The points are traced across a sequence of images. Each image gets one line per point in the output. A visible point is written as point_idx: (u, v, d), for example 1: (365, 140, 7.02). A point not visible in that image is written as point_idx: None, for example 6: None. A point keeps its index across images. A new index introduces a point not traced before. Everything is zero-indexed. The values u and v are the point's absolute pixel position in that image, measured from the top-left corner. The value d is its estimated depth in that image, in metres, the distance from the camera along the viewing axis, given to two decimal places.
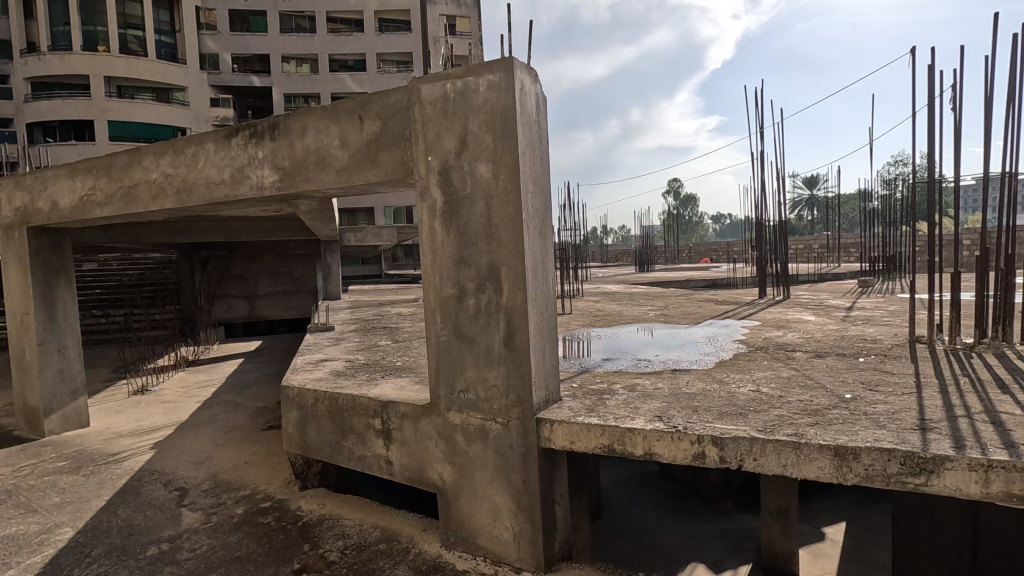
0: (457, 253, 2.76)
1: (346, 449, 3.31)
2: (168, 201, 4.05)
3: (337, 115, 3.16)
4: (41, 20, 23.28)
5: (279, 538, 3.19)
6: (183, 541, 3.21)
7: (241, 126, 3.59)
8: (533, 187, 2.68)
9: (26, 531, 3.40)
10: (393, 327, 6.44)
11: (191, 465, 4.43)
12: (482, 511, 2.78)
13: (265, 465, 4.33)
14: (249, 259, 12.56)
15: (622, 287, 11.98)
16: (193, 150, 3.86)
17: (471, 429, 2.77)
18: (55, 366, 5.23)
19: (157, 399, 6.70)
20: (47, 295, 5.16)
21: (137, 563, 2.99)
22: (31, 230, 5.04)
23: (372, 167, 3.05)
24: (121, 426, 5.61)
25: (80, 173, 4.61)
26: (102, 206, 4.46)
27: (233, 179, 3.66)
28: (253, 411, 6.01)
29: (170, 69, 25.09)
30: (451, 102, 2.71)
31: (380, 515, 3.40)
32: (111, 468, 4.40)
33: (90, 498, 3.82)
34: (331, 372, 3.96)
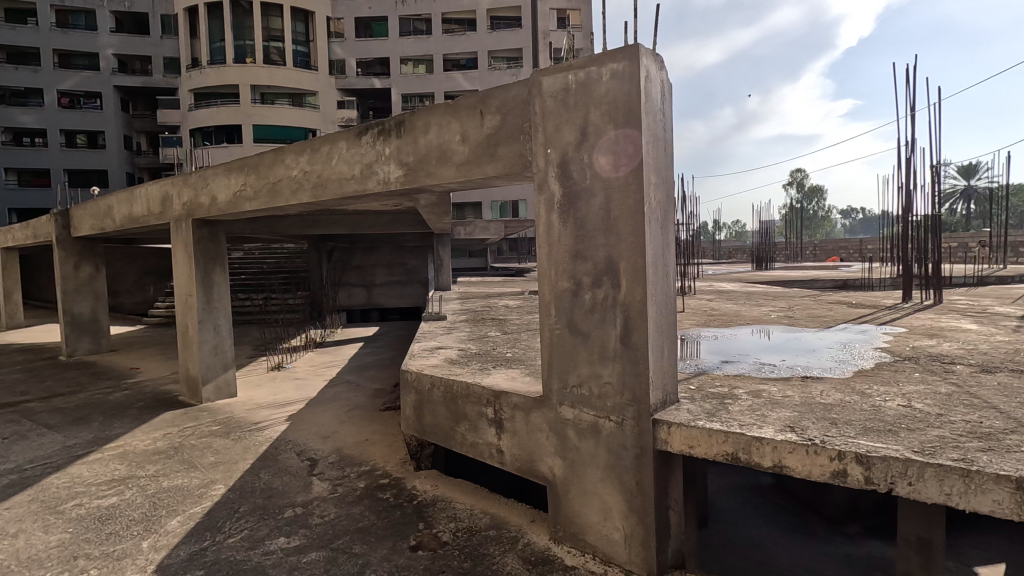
0: (574, 246, 2.73)
1: (459, 434, 3.42)
2: (305, 196, 4.42)
3: (458, 111, 3.25)
4: (202, 37, 26.48)
5: (396, 514, 3.38)
6: (314, 508, 3.51)
7: (370, 125, 3.82)
8: (655, 177, 2.57)
9: (189, 484, 3.92)
10: (502, 319, 6.56)
11: (319, 438, 4.83)
12: (591, 508, 2.74)
13: (383, 444, 4.63)
14: (369, 251, 13.43)
15: (739, 285, 11.26)
16: (327, 148, 4.18)
17: (583, 425, 2.73)
18: (210, 342, 5.96)
19: (291, 376, 7.41)
20: (206, 279, 5.88)
21: (276, 523, 3.33)
22: (195, 222, 5.76)
23: (491, 160, 3.10)
24: (262, 398, 6.27)
25: (233, 171, 5.17)
26: (251, 201, 4.98)
27: (362, 175, 3.91)
28: (372, 391, 6.46)
29: (304, 75, 27.45)
30: (572, 94, 2.67)
31: (489, 502, 3.48)
32: (254, 435, 4.95)
33: (237, 460, 4.32)
34: (446, 360, 4.11)
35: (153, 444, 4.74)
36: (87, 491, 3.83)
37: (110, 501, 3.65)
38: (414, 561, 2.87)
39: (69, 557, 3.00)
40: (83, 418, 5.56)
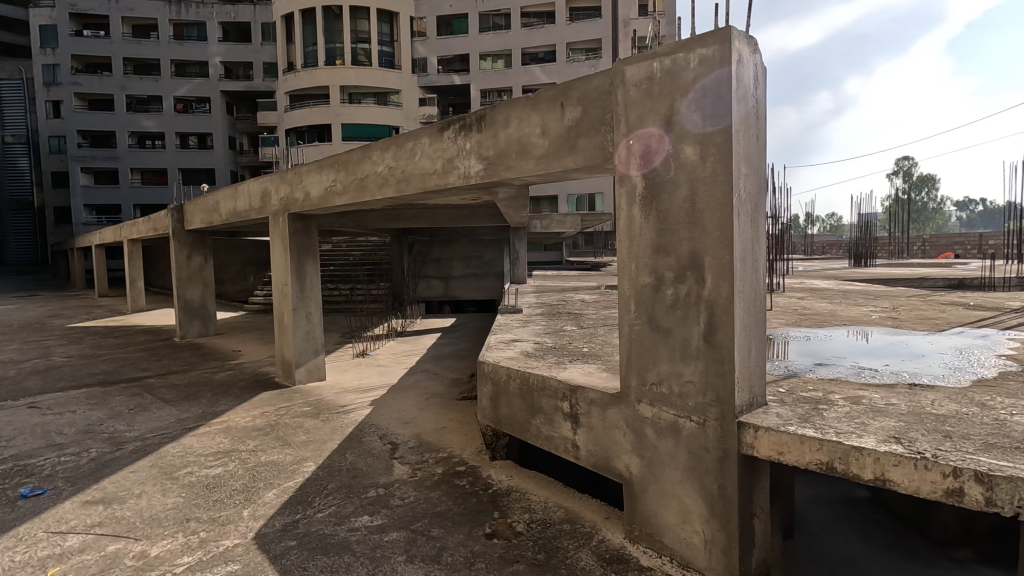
0: (656, 240, 2.65)
1: (535, 427, 3.43)
2: (390, 190, 4.59)
3: (539, 103, 3.25)
4: (298, 42, 28.20)
5: (473, 501, 3.46)
6: (395, 490, 3.67)
7: (452, 120, 3.90)
8: (746, 167, 2.44)
9: (283, 459, 4.22)
10: (578, 314, 6.51)
11: (400, 423, 5.04)
12: (669, 510, 2.66)
13: (460, 432, 4.75)
14: (447, 244, 13.78)
15: (834, 283, 10.49)
16: (411, 144, 4.31)
17: (663, 424, 2.66)
18: (303, 328, 6.38)
19: (373, 363, 7.77)
20: (299, 270, 6.29)
21: (360, 501, 3.51)
22: (291, 217, 6.17)
23: (572, 153, 3.08)
24: (348, 383, 6.63)
25: (324, 168, 5.47)
26: (341, 195, 5.26)
27: (444, 169, 4.01)
28: (449, 380, 6.65)
29: (388, 74, 28.51)
30: (657, 83, 2.59)
31: (564, 496, 3.48)
32: (341, 417, 5.24)
33: (326, 440, 4.60)
34: (522, 353, 4.14)
35: (253, 421, 5.15)
36: (197, 460, 4.23)
37: (215, 472, 4.01)
38: (490, 548, 2.92)
39: (182, 519, 3.32)
40: (194, 394, 6.13)
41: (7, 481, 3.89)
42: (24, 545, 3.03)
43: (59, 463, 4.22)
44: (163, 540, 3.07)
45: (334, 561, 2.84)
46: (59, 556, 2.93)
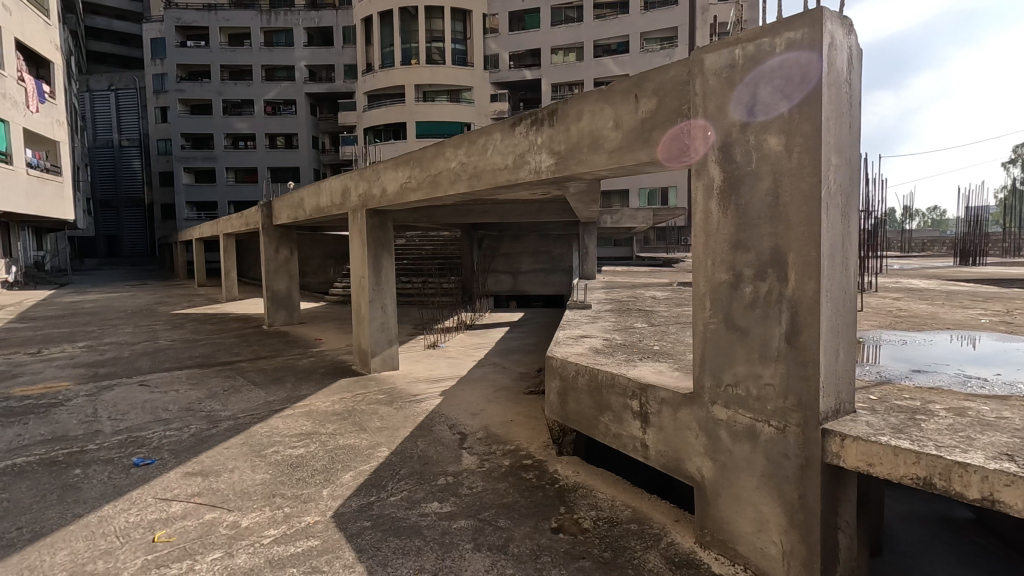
0: (734, 236, 2.54)
1: (603, 424, 3.39)
2: (462, 186, 4.68)
3: (612, 96, 3.20)
4: (376, 44, 29.28)
5: (539, 495, 3.48)
6: (463, 479, 3.75)
7: (524, 115, 3.91)
8: (837, 158, 2.28)
9: (359, 444, 4.43)
10: (649, 310, 6.36)
11: (468, 414, 5.14)
12: (744, 517, 2.55)
13: (527, 425, 4.79)
14: (516, 239, 13.86)
15: (935, 283, 9.60)
16: (483, 140, 4.37)
17: (739, 428, 2.55)
18: (378, 319, 6.66)
19: (444, 355, 7.98)
20: (376, 263, 6.56)
21: (431, 488, 3.62)
22: (368, 212, 6.43)
23: (646, 146, 3.00)
24: (419, 372, 6.85)
25: (400, 165, 5.65)
26: (415, 191, 5.42)
27: (515, 165, 4.03)
28: (517, 374, 6.71)
29: (461, 72, 29.02)
30: (739, 71, 2.47)
31: (631, 495, 3.43)
32: (412, 406, 5.43)
33: (399, 428, 4.78)
34: (591, 349, 4.10)
35: (332, 406, 5.44)
36: (283, 440, 4.54)
37: (299, 452, 4.28)
38: (556, 542, 2.93)
39: (269, 494, 3.57)
40: (280, 379, 6.56)
41: (122, 451, 4.35)
42: (136, 509, 3.37)
43: (165, 436, 4.66)
44: (253, 513, 3.32)
45: (406, 544, 2.95)
46: (164, 520, 3.24)
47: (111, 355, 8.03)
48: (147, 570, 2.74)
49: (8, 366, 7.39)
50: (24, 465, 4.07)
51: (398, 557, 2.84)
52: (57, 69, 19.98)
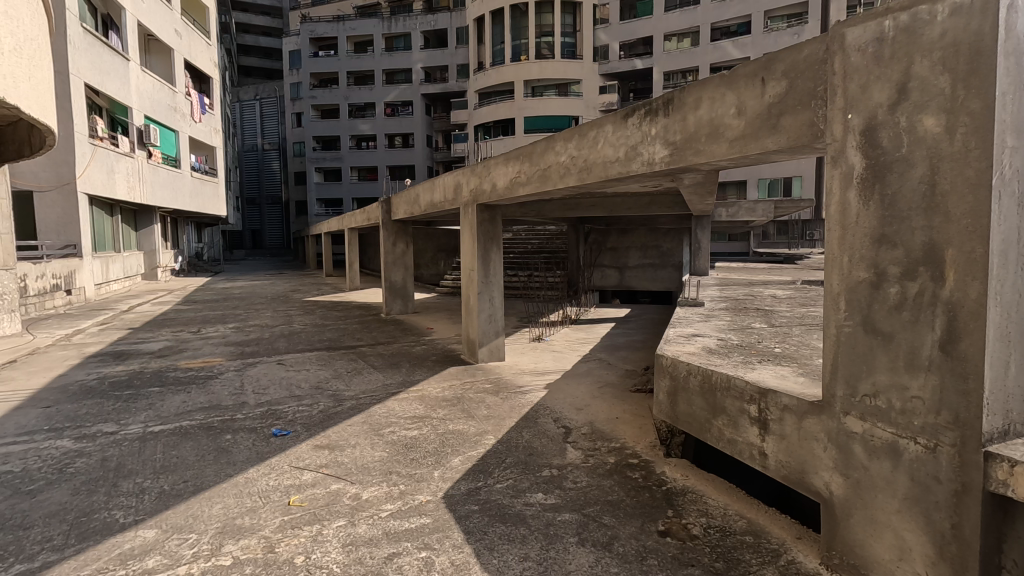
0: (877, 230, 2.28)
1: (717, 428, 3.21)
2: (572, 179, 4.66)
3: (736, 81, 3.01)
4: (487, 43, 30.02)
5: (646, 495, 3.39)
6: (568, 473, 3.76)
7: (638, 105, 3.80)
8: (1014, 139, 1.95)
9: (468, 430, 4.60)
10: (769, 310, 5.93)
11: (573, 409, 5.13)
12: (882, 543, 2.30)
13: (633, 424, 4.68)
14: (624, 233, 13.56)
15: None
16: (594, 133, 4.32)
17: (877, 443, 2.30)
18: (486, 311, 6.86)
19: (549, 348, 8.02)
20: (485, 256, 6.75)
21: (535, 479, 3.67)
22: (479, 207, 6.63)
23: (773, 133, 2.79)
24: (525, 364, 6.96)
25: (511, 160, 5.75)
26: (525, 185, 5.48)
27: (627, 157, 3.93)
28: (623, 371, 6.59)
29: (570, 65, 28.88)
30: (888, 45, 2.19)
31: (747, 505, 3.23)
32: (518, 397, 5.54)
33: (505, 417, 4.90)
34: (704, 349, 3.91)
35: (442, 392, 5.70)
36: (399, 422, 4.84)
37: (413, 433, 4.54)
38: (663, 546, 2.85)
39: (386, 470, 3.83)
40: (395, 364, 7.01)
41: (263, 421, 4.89)
42: (274, 474, 3.79)
43: (298, 411, 5.18)
44: (372, 487, 3.58)
45: (511, 531, 3.02)
46: (298, 486, 3.60)
47: (255, 336, 9.06)
48: (284, 529, 3.06)
49: (177, 342, 8.61)
50: (189, 427, 4.73)
51: (504, 543, 2.92)
52: (215, 84, 22.77)
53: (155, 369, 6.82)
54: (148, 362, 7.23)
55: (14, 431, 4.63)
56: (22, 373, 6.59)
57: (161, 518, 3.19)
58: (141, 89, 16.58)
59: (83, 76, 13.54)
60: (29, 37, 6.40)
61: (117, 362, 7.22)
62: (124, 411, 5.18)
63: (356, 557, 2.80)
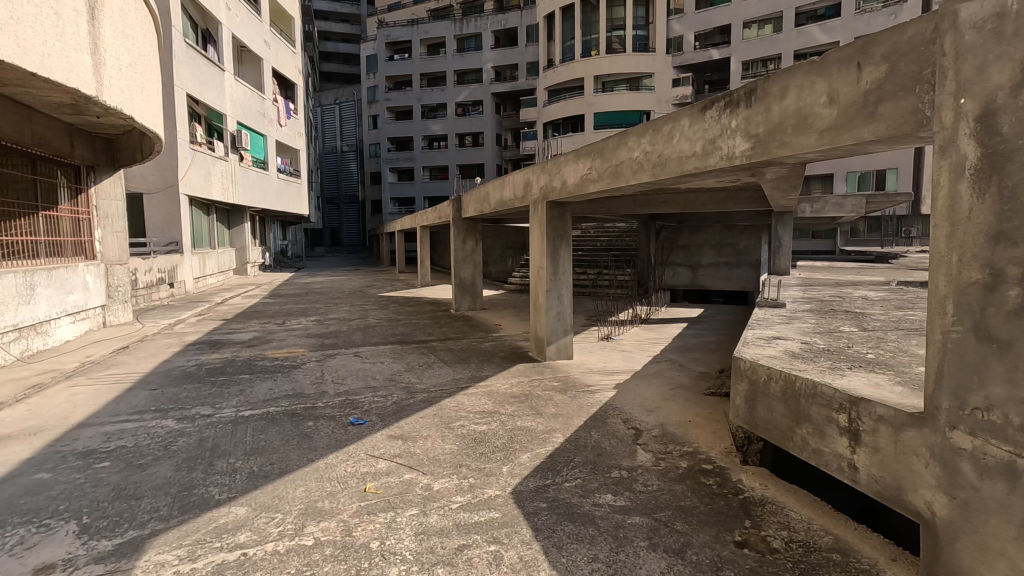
0: (994, 226, 2.05)
1: (800, 437, 3.03)
2: (645, 175, 4.55)
3: (827, 67, 2.82)
4: (557, 39, 29.93)
5: (721, 504, 3.26)
6: (638, 475, 3.68)
7: (717, 97, 3.64)
8: None
9: (536, 427, 4.61)
10: (859, 313, 5.51)
11: (643, 410, 5.02)
12: (994, 573, 2.09)
13: (708, 428, 4.52)
14: (697, 230, 13.08)
15: None
16: (669, 127, 4.19)
17: (989, 463, 2.07)
18: (554, 309, 6.84)
19: (618, 347, 7.89)
20: (554, 254, 6.74)
21: (604, 479, 3.62)
22: (549, 204, 6.62)
23: (870, 122, 2.59)
24: (593, 363, 6.88)
25: (581, 157, 5.68)
26: (596, 182, 5.41)
27: (704, 151, 3.79)
28: (696, 373, 6.37)
29: (642, 58, 28.24)
30: (1011, 20, 1.95)
31: (834, 521, 3.03)
32: (586, 396, 5.49)
33: (573, 416, 4.86)
34: (787, 353, 3.70)
35: (510, 389, 5.75)
36: (468, 416, 4.93)
37: (482, 428, 4.61)
38: (740, 557, 2.73)
39: (456, 464, 3.91)
40: (465, 359, 7.14)
41: (342, 410, 5.14)
42: (352, 461, 3.97)
43: (373, 401, 5.40)
44: (443, 479, 3.66)
45: (580, 531, 3.00)
46: (374, 474, 3.75)
47: (333, 329, 9.53)
48: (361, 514, 3.20)
49: (264, 333, 9.22)
50: (275, 413, 5.05)
51: (573, 542, 2.90)
52: (299, 90, 24.10)
53: (245, 358, 7.33)
54: (239, 351, 7.78)
55: (128, 410, 5.14)
56: (133, 358, 7.30)
57: (250, 497, 3.42)
58: (234, 97, 17.85)
59: (186, 87, 14.75)
60: (142, 54, 7.06)
61: (212, 350, 7.82)
62: (218, 395, 5.61)
63: (428, 546, 2.88)
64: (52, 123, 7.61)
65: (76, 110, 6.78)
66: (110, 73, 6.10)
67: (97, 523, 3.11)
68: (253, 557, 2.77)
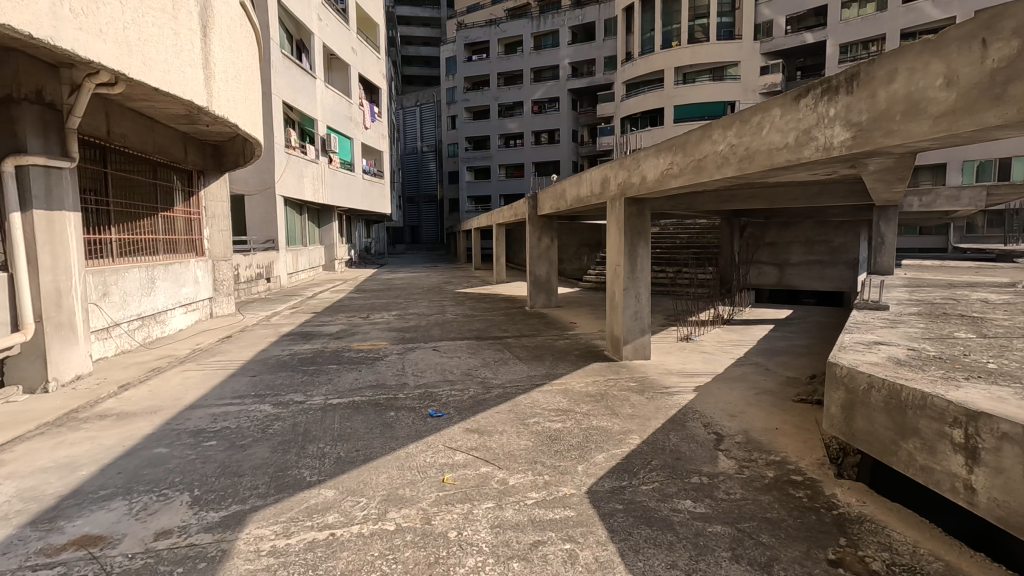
0: None
1: (906, 453, 2.78)
2: (731, 170, 4.35)
3: (943, 46, 2.55)
4: (636, 32, 29.19)
5: (812, 518, 3.06)
6: (720, 482, 3.54)
7: (814, 84, 3.41)
8: None
9: (612, 428, 4.54)
10: (976, 318, 4.96)
11: (725, 415, 4.81)
12: None
13: (797, 437, 4.25)
14: (786, 226, 12.32)
15: None
16: (759, 118, 3.97)
17: None
18: (631, 307, 6.70)
19: (699, 349, 7.61)
20: (632, 251, 6.60)
21: (683, 484, 3.51)
22: (627, 201, 6.49)
23: (996, 105, 2.32)
24: (672, 365, 6.67)
25: (662, 152, 5.50)
26: (677, 177, 5.22)
27: (798, 143, 3.55)
28: (784, 378, 6.00)
29: (727, 46, 26.93)
30: None
31: (945, 546, 2.75)
32: (665, 397, 5.34)
33: (650, 418, 4.75)
34: (891, 360, 3.39)
35: (586, 387, 5.70)
36: (543, 413, 4.94)
37: (557, 426, 4.60)
38: None
39: (532, 460, 3.93)
40: (539, 356, 7.17)
41: (421, 402, 5.32)
42: (431, 451, 4.10)
43: (451, 394, 5.55)
44: (518, 474, 3.70)
45: (657, 536, 2.93)
46: (451, 465, 3.86)
47: (413, 323, 9.88)
48: (440, 504, 3.30)
49: (350, 326, 9.73)
50: (360, 402, 5.32)
51: (649, 547, 2.83)
52: (383, 93, 25.14)
53: (333, 349, 7.77)
54: (328, 342, 8.27)
55: (231, 394, 5.61)
56: (235, 347, 7.94)
57: (338, 481, 3.63)
58: (325, 103, 18.94)
59: (282, 95, 15.81)
60: (245, 66, 7.65)
61: (304, 341, 8.36)
62: (310, 383, 5.98)
63: (504, 539, 2.92)
64: (171, 132, 8.42)
65: (190, 120, 7.46)
66: (219, 86, 6.65)
67: (207, 495, 3.42)
68: (340, 537, 2.94)
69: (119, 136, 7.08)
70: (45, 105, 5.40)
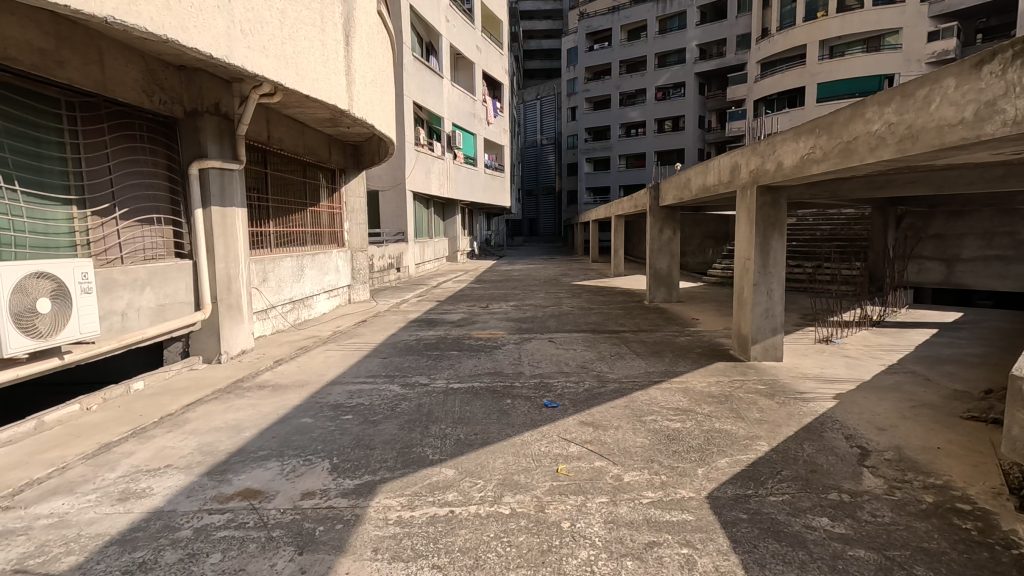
0: None
1: None
2: (888, 152, 3.84)
3: None
4: (775, 5, 26.80)
5: (983, 556, 2.63)
6: (864, 502, 3.17)
7: (1002, 46, 2.88)
8: None
9: (737, 432, 4.26)
10: None
11: (872, 428, 4.29)
12: None
13: (965, 460, 3.67)
14: (956, 216, 10.67)
15: None
16: (926, 91, 3.47)
17: None
18: (762, 305, 6.22)
19: (841, 352, 6.86)
20: (764, 244, 6.10)
21: (819, 500, 3.19)
22: (760, 189, 6.02)
23: None
24: (809, 368, 6.08)
25: (803, 135, 4.99)
26: (819, 162, 4.72)
27: (978, 117, 3.05)
28: (948, 391, 5.21)
29: (885, 12, 23.68)
30: None
31: None
32: (798, 404, 4.89)
33: (781, 424, 4.38)
34: None
35: (708, 387, 5.41)
36: (661, 411, 4.77)
37: (676, 425, 4.42)
38: None
39: (648, 458, 3.82)
40: (658, 352, 6.92)
41: (537, 392, 5.40)
42: (546, 441, 4.15)
43: (566, 386, 5.57)
44: (633, 471, 3.62)
45: (787, 552, 2.70)
46: (566, 456, 3.88)
47: (530, 314, 10.06)
48: (554, 493, 3.33)
49: (470, 315, 10.13)
50: (479, 389, 5.52)
51: (778, 563, 2.62)
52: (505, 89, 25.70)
53: (455, 336, 8.15)
54: (450, 329, 8.70)
55: (366, 373, 6.13)
56: (369, 330, 8.65)
57: (458, 461, 3.81)
58: (451, 101, 19.81)
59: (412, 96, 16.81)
60: (381, 70, 8.22)
61: (429, 328, 8.88)
62: (433, 368, 6.33)
63: (617, 536, 2.87)
64: (318, 135, 9.34)
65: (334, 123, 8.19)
66: (359, 90, 7.22)
67: (345, 463, 3.78)
68: (459, 516, 3.09)
69: (277, 140, 7.98)
70: (222, 116, 6.22)
